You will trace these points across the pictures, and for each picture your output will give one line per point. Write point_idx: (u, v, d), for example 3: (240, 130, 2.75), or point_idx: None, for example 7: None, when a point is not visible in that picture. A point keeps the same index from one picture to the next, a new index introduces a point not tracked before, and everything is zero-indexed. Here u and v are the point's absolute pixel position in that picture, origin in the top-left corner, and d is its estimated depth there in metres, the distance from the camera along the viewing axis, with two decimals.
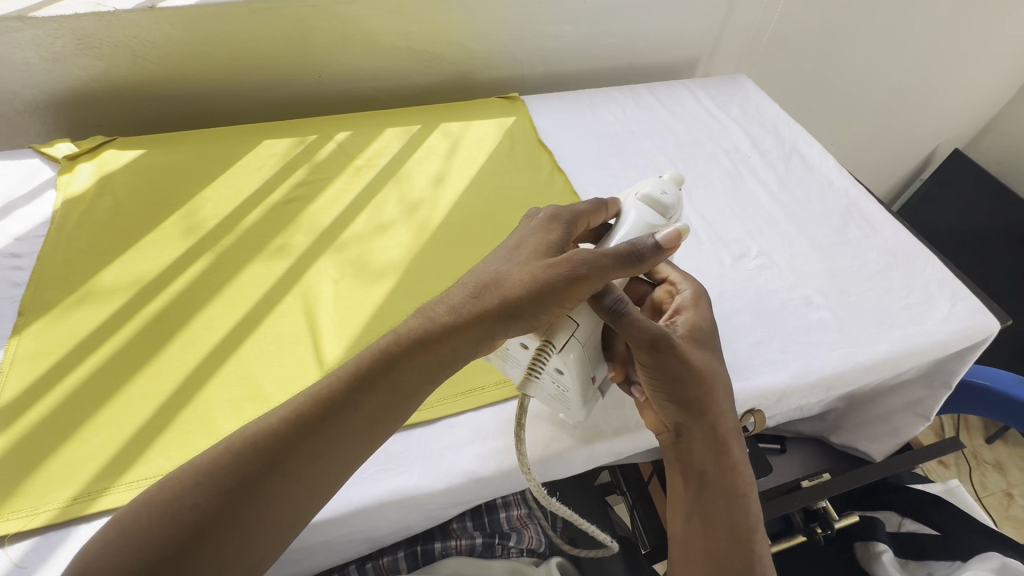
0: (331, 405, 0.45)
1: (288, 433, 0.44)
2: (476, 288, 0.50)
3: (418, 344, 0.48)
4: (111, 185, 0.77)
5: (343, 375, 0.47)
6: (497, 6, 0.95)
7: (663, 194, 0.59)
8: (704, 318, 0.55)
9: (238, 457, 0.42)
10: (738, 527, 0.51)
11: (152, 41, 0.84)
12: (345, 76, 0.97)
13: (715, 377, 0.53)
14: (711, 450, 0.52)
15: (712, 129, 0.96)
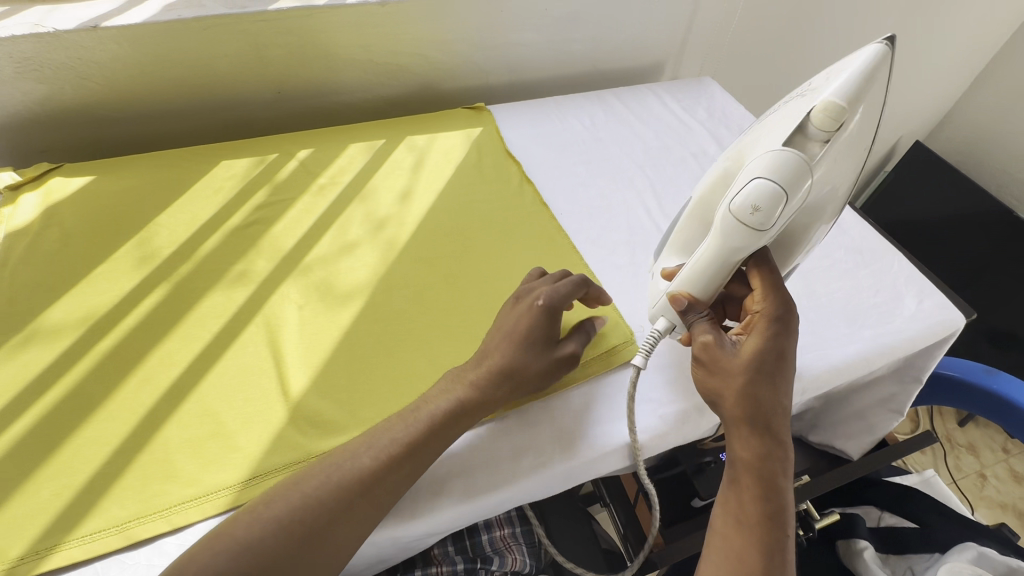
0: (404, 453, 0.50)
1: (365, 478, 0.48)
2: (504, 379, 0.55)
3: (474, 411, 0.54)
4: (58, 215, 0.73)
5: (410, 428, 0.51)
6: (458, 16, 0.93)
7: (758, 210, 0.52)
8: (778, 331, 0.52)
9: (313, 506, 0.47)
10: (764, 535, 0.47)
11: (97, 61, 0.81)
12: (305, 91, 0.94)
13: (766, 383, 0.51)
14: (751, 448, 0.50)
15: (679, 133, 0.96)
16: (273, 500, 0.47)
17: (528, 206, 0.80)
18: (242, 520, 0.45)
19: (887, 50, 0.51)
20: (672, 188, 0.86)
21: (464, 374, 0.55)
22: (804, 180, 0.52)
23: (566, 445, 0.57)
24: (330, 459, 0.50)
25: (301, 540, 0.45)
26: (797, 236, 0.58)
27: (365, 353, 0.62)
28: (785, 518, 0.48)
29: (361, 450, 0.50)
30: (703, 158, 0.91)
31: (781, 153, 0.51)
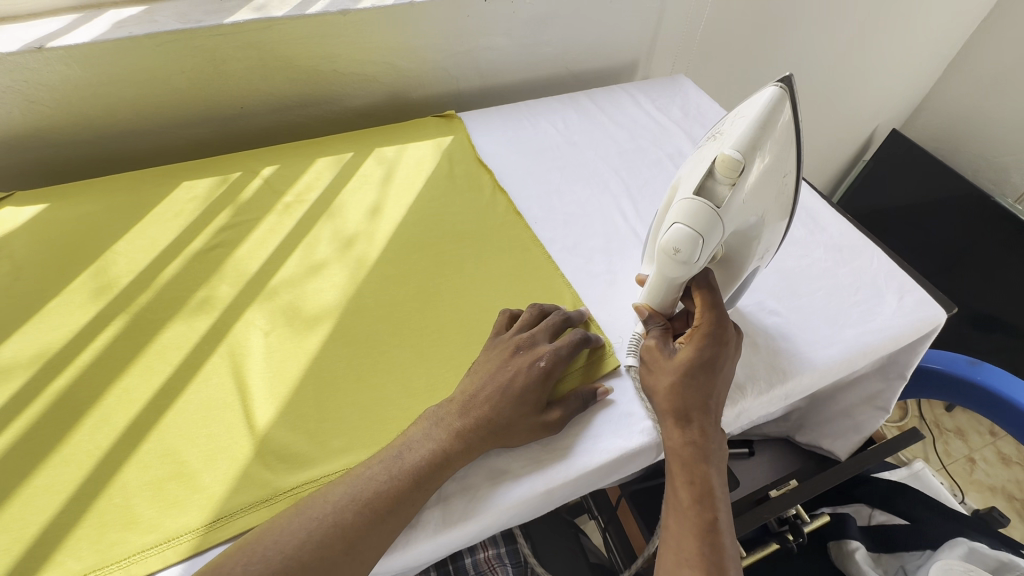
0: (376, 499, 0.48)
1: (348, 531, 0.47)
2: (490, 433, 0.53)
3: (453, 458, 0.52)
4: (9, 246, 0.70)
5: (391, 475, 0.50)
6: (423, 23, 0.91)
7: (680, 251, 0.48)
8: (712, 333, 0.54)
9: (296, 565, 0.45)
10: (698, 520, 0.48)
11: (45, 84, 0.77)
12: (268, 105, 0.92)
13: (696, 378, 0.53)
14: (684, 443, 0.51)
15: (654, 134, 0.95)
16: (249, 560, 0.45)
17: (501, 216, 0.78)
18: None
19: (783, 92, 0.47)
20: (649, 191, 0.84)
21: (442, 417, 0.53)
22: (721, 220, 0.48)
23: (546, 468, 0.54)
24: (305, 511, 0.48)
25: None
26: (740, 259, 0.55)
27: (335, 379, 0.60)
28: (718, 503, 0.50)
29: (341, 503, 0.48)
30: (679, 159, 0.90)
31: (691, 202, 0.48)
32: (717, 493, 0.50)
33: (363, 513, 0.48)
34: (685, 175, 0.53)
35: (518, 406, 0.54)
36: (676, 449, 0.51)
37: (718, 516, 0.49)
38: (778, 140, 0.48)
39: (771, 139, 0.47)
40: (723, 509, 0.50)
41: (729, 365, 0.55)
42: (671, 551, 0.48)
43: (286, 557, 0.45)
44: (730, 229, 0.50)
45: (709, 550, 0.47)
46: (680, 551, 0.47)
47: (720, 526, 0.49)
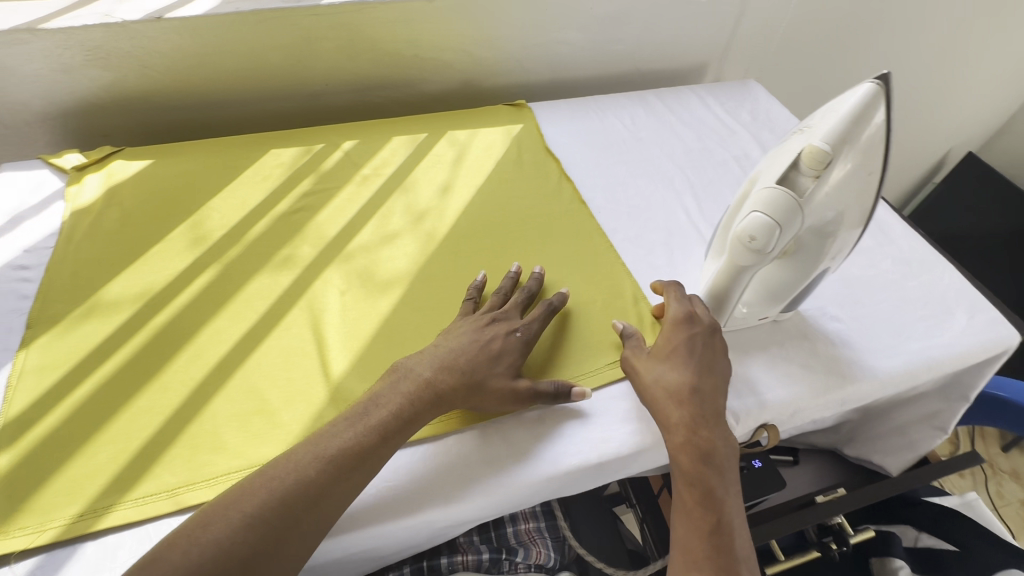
0: (338, 458, 0.49)
1: (310, 492, 0.47)
2: (457, 391, 0.55)
3: (416, 415, 0.53)
4: (120, 196, 0.77)
5: (358, 432, 0.50)
6: (504, 13, 0.94)
7: (755, 240, 0.50)
8: (677, 325, 0.59)
9: (255, 525, 0.44)
10: (703, 520, 0.49)
11: (160, 52, 0.84)
12: (351, 83, 0.97)
13: (674, 368, 0.56)
14: (681, 445, 0.52)
15: (721, 135, 0.95)
16: (210, 523, 0.44)
17: (565, 203, 0.80)
18: (181, 544, 0.43)
19: (882, 85, 0.46)
20: (714, 191, 0.85)
21: (411, 371, 0.55)
22: (801, 210, 0.49)
23: (600, 441, 0.57)
24: (266, 472, 0.48)
25: (241, 565, 0.43)
26: (815, 256, 0.55)
27: (404, 340, 0.63)
28: (723, 505, 0.50)
29: (303, 462, 0.48)
30: (746, 162, 0.90)
31: (774, 191, 0.49)
32: (721, 493, 0.51)
33: (330, 470, 0.48)
34: (768, 166, 0.54)
35: (489, 367, 0.56)
36: (676, 451, 0.52)
37: (725, 518, 0.49)
38: (873, 139, 0.48)
39: (866, 136, 0.47)
40: (730, 508, 0.50)
41: (710, 351, 0.58)
42: (681, 551, 0.49)
43: (245, 521, 0.44)
44: (808, 222, 0.50)
45: (715, 552, 0.47)
46: (687, 552, 0.48)
47: (729, 524, 0.49)
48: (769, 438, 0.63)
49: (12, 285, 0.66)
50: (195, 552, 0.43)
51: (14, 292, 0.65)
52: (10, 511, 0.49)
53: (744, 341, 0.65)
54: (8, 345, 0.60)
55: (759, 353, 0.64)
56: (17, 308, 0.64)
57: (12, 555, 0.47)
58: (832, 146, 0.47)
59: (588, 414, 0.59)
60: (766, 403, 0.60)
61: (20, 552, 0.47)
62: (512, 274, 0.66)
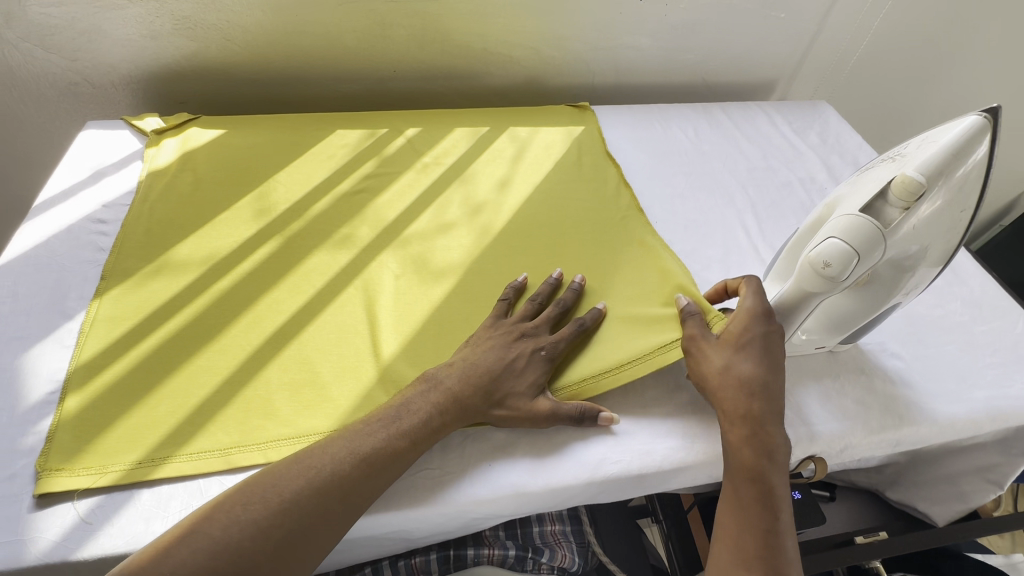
0: (371, 453, 0.49)
1: (344, 483, 0.48)
2: (482, 404, 0.54)
3: (443, 425, 0.53)
4: (193, 161, 0.80)
5: (391, 434, 0.51)
6: (577, 13, 0.94)
7: (829, 267, 0.49)
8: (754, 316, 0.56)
9: (294, 507, 0.46)
10: (759, 520, 0.48)
11: (243, 26, 0.87)
12: (418, 72, 0.98)
13: (747, 357, 0.55)
14: (745, 439, 0.52)
15: (787, 155, 0.92)
16: (249, 501, 0.45)
17: (622, 209, 0.79)
18: (219, 519, 0.44)
19: (989, 119, 0.45)
20: (775, 212, 0.82)
21: (439, 380, 0.55)
22: (884, 242, 0.47)
23: (642, 451, 0.56)
24: (304, 460, 0.48)
25: (277, 544, 0.44)
26: (887, 291, 0.53)
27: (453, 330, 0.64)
28: (779, 505, 0.49)
29: (339, 456, 0.49)
30: (811, 185, 0.87)
31: (857, 218, 0.48)
32: (776, 493, 0.49)
33: (367, 463, 0.49)
34: (849, 193, 0.52)
35: (513, 386, 0.55)
36: (733, 443, 0.52)
37: (777, 518, 0.48)
38: (970, 175, 0.46)
39: (963, 171, 0.46)
40: (784, 508, 0.49)
41: (779, 347, 0.56)
42: (730, 548, 0.48)
43: (290, 500, 0.46)
44: (889, 254, 0.49)
45: (767, 552, 0.46)
46: (739, 549, 0.47)
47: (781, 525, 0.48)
48: (816, 471, 0.61)
49: (90, 237, 0.69)
50: (234, 528, 0.44)
51: (92, 244, 0.69)
52: (76, 451, 0.52)
53: (796, 370, 0.64)
54: (84, 295, 0.63)
55: (812, 383, 0.63)
56: (94, 259, 0.67)
57: (76, 492, 0.50)
58: (925, 179, 0.46)
59: (631, 425, 0.58)
60: (817, 434, 0.59)
61: (82, 490, 0.50)
62: (547, 281, 0.65)
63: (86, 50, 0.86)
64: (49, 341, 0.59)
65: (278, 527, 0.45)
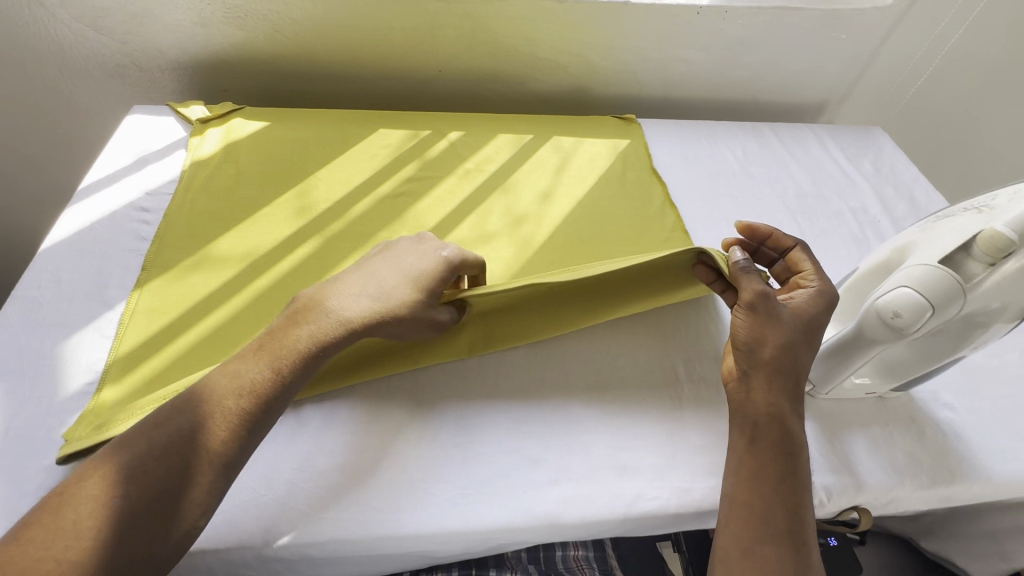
0: (231, 384, 0.47)
1: (207, 426, 0.44)
2: (365, 319, 0.51)
3: (319, 350, 0.49)
4: (235, 153, 0.79)
5: (256, 372, 0.47)
6: (630, 24, 0.92)
7: (899, 317, 0.47)
8: (824, 298, 0.55)
9: (141, 471, 0.42)
10: (785, 499, 0.48)
11: (292, 18, 0.86)
12: (463, 74, 0.97)
13: (808, 340, 0.53)
14: (788, 413, 0.51)
15: (839, 184, 0.89)
16: (91, 476, 0.41)
17: (667, 230, 0.77)
18: (56, 501, 0.40)
19: None
20: (825, 244, 0.79)
21: (315, 310, 0.51)
22: (962, 297, 0.45)
23: (681, 489, 0.54)
24: (157, 417, 0.45)
25: (123, 516, 0.40)
26: (952, 346, 0.50)
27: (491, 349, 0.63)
28: (801, 486, 0.49)
29: (194, 403, 0.45)
30: (863, 216, 0.84)
31: (936, 270, 0.45)
32: (798, 472, 0.49)
33: (236, 398, 0.46)
34: (922, 241, 0.50)
35: (393, 294, 0.52)
36: (759, 416, 0.51)
37: (795, 496, 0.48)
38: None
39: None
40: (802, 487, 0.49)
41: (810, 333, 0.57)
42: (754, 522, 0.47)
43: (146, 464, 0.42)
44: (965, 310, 0.46)
45: (791, 531, 0.46)
46: (764, 524, 0.47)
47: (799, 506, 0.48)
48: (860, 522, 0.58)
49: (133, 226, 0.69)
50: (72, 505, 0.40)
51: (134, 233, 0.68)
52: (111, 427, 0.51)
53: (843, 414, 0.61)
54: (125, 284, 0.63)
55: (859, 429, 0.60)
56: (136, 248, 0.67)
57: None
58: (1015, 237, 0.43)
59: (671, 460, 0.56)
60: (863, 486, 0.56)
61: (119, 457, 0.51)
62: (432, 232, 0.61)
63: (136, 33, 0.86)
64: (88, 329, 0.59)
65: (130, 493, 0.41)
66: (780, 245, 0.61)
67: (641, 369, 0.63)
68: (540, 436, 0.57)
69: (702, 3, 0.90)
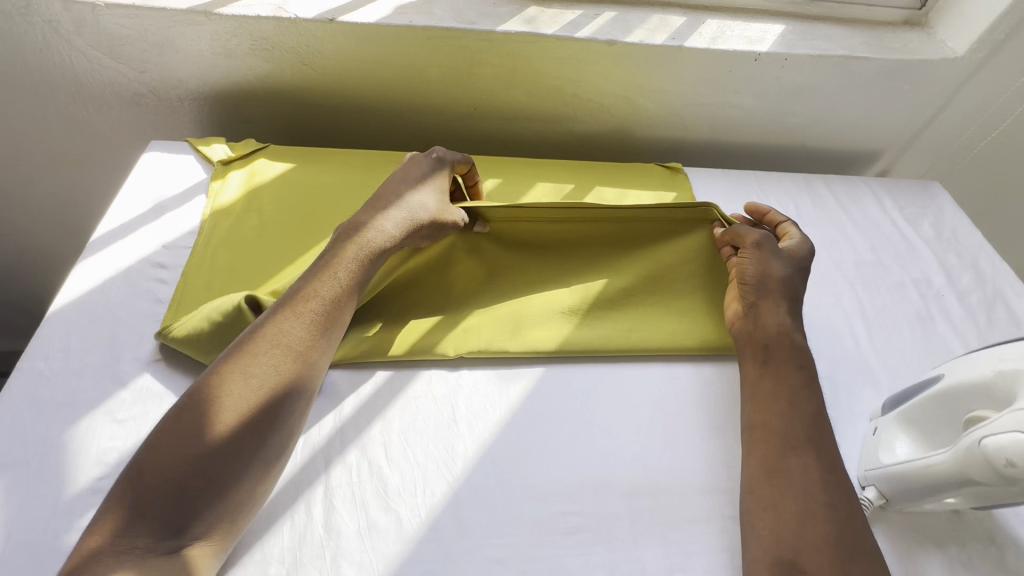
0: (293, 301, 0.54)
1: (286, 330, 0.52)
2: (400, 223, 0.61)
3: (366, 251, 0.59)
4: (260, 199, 0.74)
5: (315, 283, 0.56)
6: (683, 67, 0.85)
7: (1014, 465, 0.43)
8: (805, 246, 0.68)
9: (243, 375, 0.48)
10: (803, 411, 0.55)
11: (323, 51, 0.80)
12: (499, 112, 0.91)
13: (794, 273, 0.65)
14: (789, 334, 0.61)
15: (898, 249, 0.83)
16: (199, 394, 0.47)
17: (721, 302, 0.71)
18: (176, 416, 0.46)
19: None
20: (887, 321, 0.74)
21: (352, 227, 0.61)
22: None
23: None
24: (242, 337, 0.52)
25: (241, 412, 0.47)
26: None
27: (534, 441, 0.58)
28: (812, 396, 0.57)
29: (269, 321, 0.53)
30: (926, 289, 0.79)
31: None
32: (810, 385, 0.57)
33: (299, 305, 0.54)
34: None
35: (418, 200, 0.64)
36: (766, 341, 0.60)
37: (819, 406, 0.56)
38: None
39: None
40: (815, 398, 0.57)
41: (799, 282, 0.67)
42: (779, 433, 0.54)
43: (234, 380, 0.48)
44: None
45: (813, 437, 0.53)
46: (789, 435, 0.53)
47: (815, 410, 0.55)
48: None
49: (149, 286, 0.64)
50: (192, 416, 0.46)
51: (150, 294, 0.63)
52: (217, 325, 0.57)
53: (916, 529, 0.56)
54: (139, 356, 0.58)
55: (933, 549, 0.55)
56: (151, 313, 0.62)
57: None
58: None
59: None
60: None
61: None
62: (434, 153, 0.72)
63: (154, 62, 0.81)
64: (99, 412, 0.54)
65: (236, 399, 0.47)
66: (772, 221, 0.73)
67: (696, 469, 0.58)
68: (589, 549, 0.52)
69: (760, 49, 0.84)
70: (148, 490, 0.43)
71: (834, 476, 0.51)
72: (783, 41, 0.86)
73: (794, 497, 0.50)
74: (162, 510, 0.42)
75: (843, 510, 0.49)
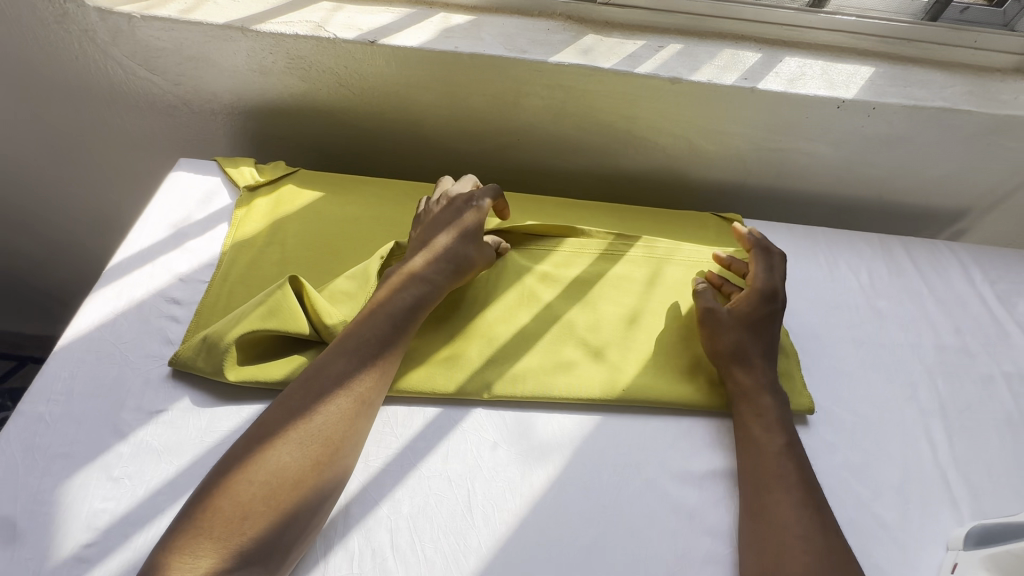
0: (356, 349, 0.55)
1: (352, 381, 0.54)
2: (450, 269, 0.63)
3: (424, 301, 0.60)
4: (284, 232, 0.70)
5: (378, 330, 0.57)
6: (752, 110, 0.77)
7: None
8: (759, 291, 0.65)
9: (313, 427, 0.50)
10: (771, 455, 0.55)
11: (361, 74, 0.75)
12: (542, 144, 0.84)
13: (749, 325, 0.64)
14: (747, 391, 0.60)
15: (987, 333, 0.73)
16: (270, 442, 0.49)
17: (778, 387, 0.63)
18: (246, 461, 0.48)
19: None
20: (971, 423, 0.64)
21: (411, 273, 0.61)
22: None
23: None
24: (307, 384, 0.53)
25: (310, 465, 0.49)
26: None
27: (555, 542, 0.51)
28: (778, 442, 0.56)
29: (335, 370, 0.54)
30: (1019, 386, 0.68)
31: None
32: (772, 436, 0.57)
33: (365, 354, 0.55)
34: None
35: (464, 243, 0.64)
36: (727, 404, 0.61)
37: (788, 443, 0.56)
38: None
39: None
40: (782, 443, 0.56)
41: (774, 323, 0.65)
42: (751, 477, 0.55)
43: (304, 431, 0.50)
44: None
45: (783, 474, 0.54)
46: (760, 471, 0.55)
47: (787, 444, 0.56)
48: None
49: (160, 323, 0.61)
50: (264, 464, 0.48)
51: (161, 333, 0.60)
52: (243, 326, 0.57)
53: None
54: (142, 405, 0.55)
55: None
56: (159, 354, 0.58)
57: None
58: None
59: None
60: None
61: (256, 359, 0.58)
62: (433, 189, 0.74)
63: (189, 75, 0.77)
64: (94, 468, 0.51)
65: (307, 450, 0.49)
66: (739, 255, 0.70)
67: None
68: None
69: (844, 95, 0.74)
70: (218, 513, 0.45)
71: (811, 506, 0.52)
72: (872, 87, 0.76)
73: (783, 533, 0.50)
74: (228, 533, 0.44)
75: (820, 542, 0.49)
